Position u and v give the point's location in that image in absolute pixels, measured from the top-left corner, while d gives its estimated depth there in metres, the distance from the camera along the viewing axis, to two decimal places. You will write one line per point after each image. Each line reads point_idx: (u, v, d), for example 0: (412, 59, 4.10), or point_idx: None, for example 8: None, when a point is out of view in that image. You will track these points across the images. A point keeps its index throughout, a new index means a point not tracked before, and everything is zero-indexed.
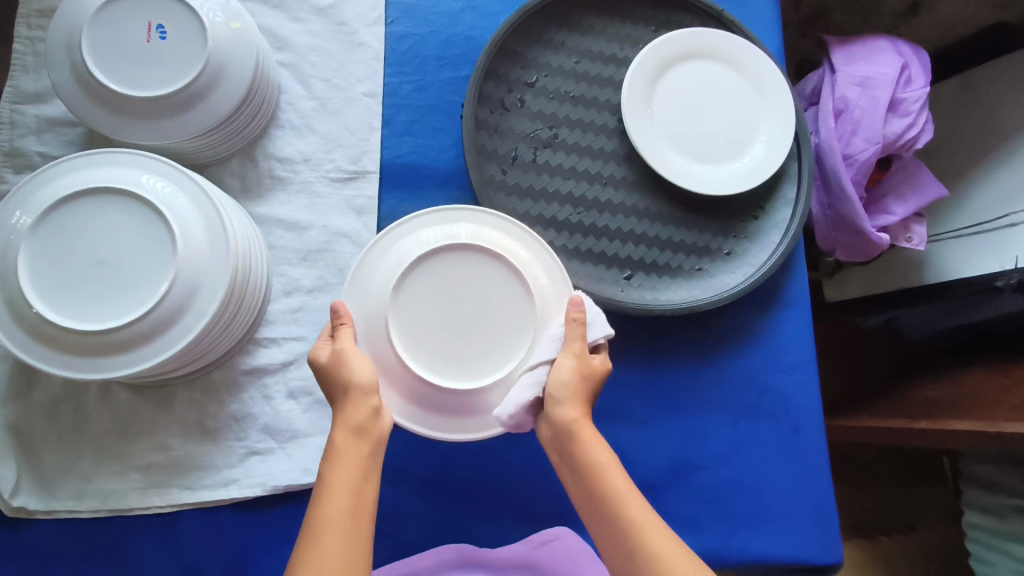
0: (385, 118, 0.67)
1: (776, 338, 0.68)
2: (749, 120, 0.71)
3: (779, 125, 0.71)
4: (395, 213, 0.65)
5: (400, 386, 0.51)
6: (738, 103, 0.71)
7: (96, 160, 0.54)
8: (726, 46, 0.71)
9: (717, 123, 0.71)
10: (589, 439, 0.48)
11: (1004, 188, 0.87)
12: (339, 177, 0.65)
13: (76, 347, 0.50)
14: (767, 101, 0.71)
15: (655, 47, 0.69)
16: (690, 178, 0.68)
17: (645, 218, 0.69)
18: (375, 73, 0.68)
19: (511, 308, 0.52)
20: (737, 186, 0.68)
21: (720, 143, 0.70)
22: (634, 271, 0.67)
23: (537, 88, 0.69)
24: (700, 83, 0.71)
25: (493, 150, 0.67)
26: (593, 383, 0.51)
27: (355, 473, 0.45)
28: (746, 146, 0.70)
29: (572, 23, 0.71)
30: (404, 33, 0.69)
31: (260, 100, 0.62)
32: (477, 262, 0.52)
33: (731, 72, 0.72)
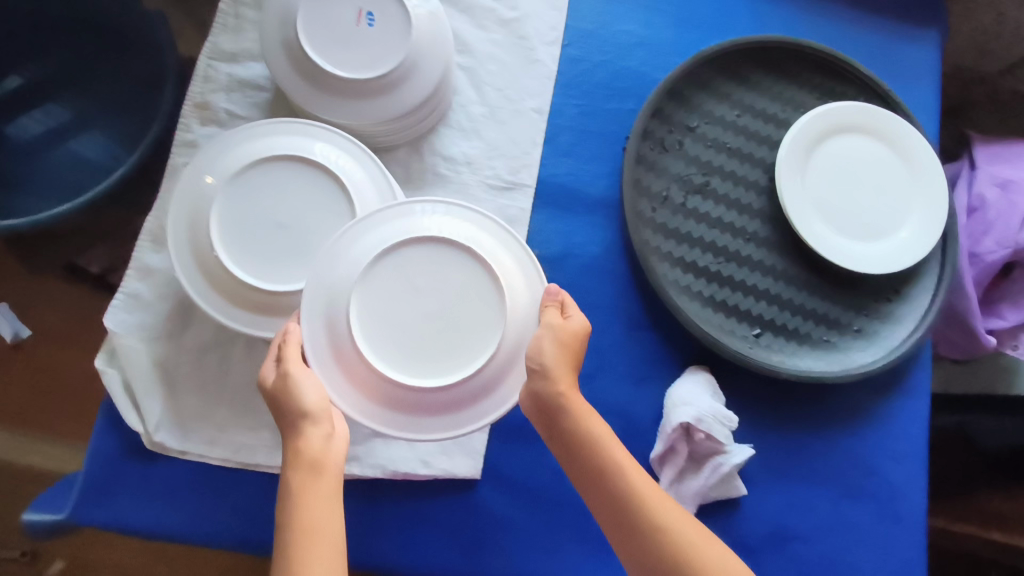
0: (548, 137, 0.69)
1: (891, 423, 0.67)
2: (901, 202, 0.71)
3: (930, 213, 0.70)
4: (543, 229, 0.67)
5: (370, 388, 0.50)
6: (890, 185, 0.71)
7: (276, 130, 0.56)
8: (889, 125, 0.71)
9: (867, 200, 0.70)
10: (588, 414, 0.50)
11: None
12: (496, 185, 0.66)
13: (252, 303, 0.53)
14: (922, 187, 0.71)
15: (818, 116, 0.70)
16: (833, 251, 0.68)
17: (781, 280, 0.69)
18: (545, 91, 0.69)
19: (468, 280, 0.51)
20: (877, 267, 0.68)
21: (868, 220, 0.70)
22: (764, 330, 0.67)
23: (696, 134, 0.70)
24: (857, 157, 0.71)
25: (647, 186, 0.68)
26: (577, 348, 0.51)
27: (317, 506, 0.45)
28: (894, 228, 0.70)
29: (740, 77, 0.72)
30: (578, 57, 0.71)
31: (441, 98, 0.64)
32: (422, 252, 0.52)
33: (889, 151, 0.71)
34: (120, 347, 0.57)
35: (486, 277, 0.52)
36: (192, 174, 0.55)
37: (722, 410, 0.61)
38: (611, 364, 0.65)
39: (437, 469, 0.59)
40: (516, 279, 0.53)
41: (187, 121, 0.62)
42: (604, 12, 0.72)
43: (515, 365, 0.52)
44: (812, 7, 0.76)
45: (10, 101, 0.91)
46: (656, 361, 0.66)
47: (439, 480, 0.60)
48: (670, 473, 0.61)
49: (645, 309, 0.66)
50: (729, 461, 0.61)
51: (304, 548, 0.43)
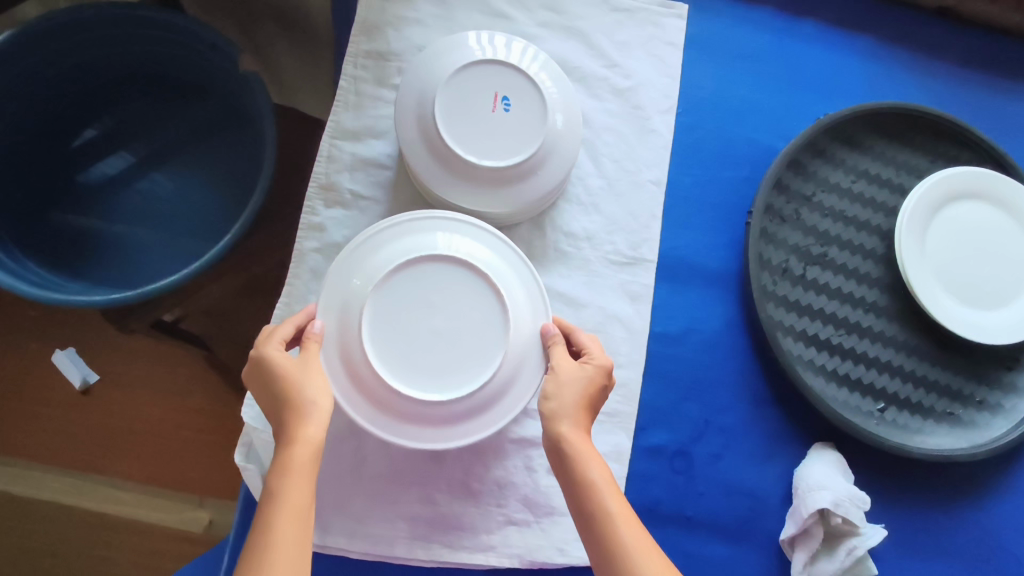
0: (666, 209, 0.68)
1: (1016, 497, 0.66)
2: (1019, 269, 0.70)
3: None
4: (665, 302, 0.66)
5: (370, 394, 0.51)
6: (1008, 251, 0.70)
7: (411, 221, 0.56)
8: (1002, 189, 0.71)
9: (984, 265, 0.69)
10: (587, 459, 0.49)
11: None
12: (619, 260, 0.66)
13: (375, 397, 0.51)
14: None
15: (937, 182, 0.69)
16: (958, 321, 0.67)
17: (902, 351, 0.68)
18: (662, 161, 0.69)
19: (479, 305, 0.52)
20: (1003, 337, 0.67)
21: (990, 288, 0.69)
22: (888, 404, 0.66)
23: (813, 202, 0.70)
24: (973, 223, 0.70)
25: (768, 259, 0.67)
26: (584, 389, 0.52)
27: (304, 496, 0.44)
28: (1015, 294, 0.69)
29: (854, 142, 0.72)
30: (691, 125, 0.71)
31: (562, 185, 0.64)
32: (442, 272, 0.52)
33: (1003, 216, 0.71)
34: (259, 440, 0.56)
35: (497, 306, 0.52)
36: (337, 274, 0.53)
37: (857, 492, 0.60)
38: (739, 442, 0.63)
39: (573, 557, 0.57)
40: (524, 314, 0.54)
41: (312, 203, 0.62)
42: (715, 77, 0.72)
43: (511, 389, 0.52)
44: (922, 66, 0.75)
45: (91, 150, 0.90)
46: (783, 437, 0.64)
47: (575, 568, 0.58)
48: (802, 556, 0.60)
49: (771, 385, 0.65)
50: (863, 544, 0.59)
51: (279, 530, 0.42)
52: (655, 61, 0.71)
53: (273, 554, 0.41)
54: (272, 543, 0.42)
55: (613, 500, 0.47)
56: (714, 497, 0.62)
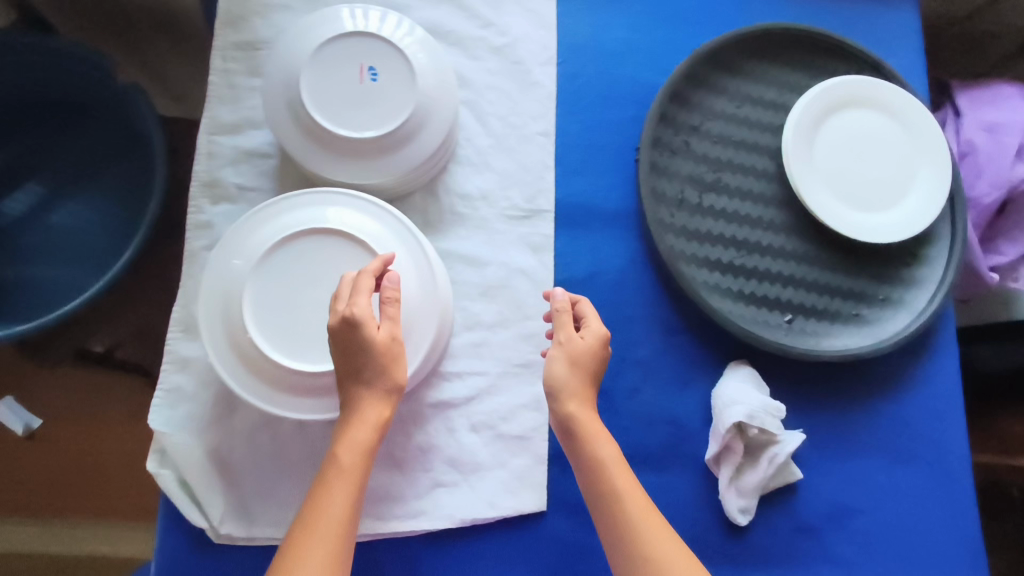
0: (558, 157, 0.69)
1: (927, 386, 0.69)
2: (908, 167, 0.72)
3: (935, 173, 0.72)
4: (567, 250, 0.67)
5: (266, 374, 0.51)
6: (893, 152, 0.72)
7: (295, 202, 0.55)
8: (881, 94, 0.73)
9: (873, 167, 0.71)
10: (595, 439, 0.54)
11: None
12: (516, 215, 0.66)
13: (271, 377, 0.51)
14: (925, 149, 0.73)
15: (816, 96, 0.71)
16: (851, 224, 0.69)
17: (803, 262, 0.70)
18: (547, 112, 0.69)
19: (364, 271, 0.53)
20: (897, 235, 0.69)
21: (880, 189, 0.71)
22: (795, 315, 0.68)
23: (701, 132, 0.71)
24: (858, 130, 0.72)
25: (662, 192, 0.68)
26: (588, 366, 0.56)
27: (357, 482, 0.48)
28: (903, 193, 0.71)
29: (735, 68, 0.73)
30: (573, 73, 0.71)
31: (447, 150, 0.65)
32: (324, 244, 0.53)
33: (886, 119, 0.73)
34: (172, 446, 0.55)
35: (381, 270, 0.53)
36: (220, 258, 0.53)
37: (769, 401, 0.62)
38: (654, 373, 0.65)
39: (504, 508, 0.59)
40: (409, 274, 0.54)
41: (197, 201, 0.62)
42: (590, 23, 0.73)
43: (406, 345, 0.53)
44: None
45: None
46: (698, 365, 0.66)
47: (509, 519, 0.59)
48: (728, 471, 0.62)
49: (679, 314, 0.67)
50: (783, 450, 0.62)
51: (332, 515, 0.46)
52: (530, 15, 0.71)
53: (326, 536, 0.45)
54: (319, 523, 0.46)
55: (623, 479, 0.52)
56: (636, 429, 0.64)
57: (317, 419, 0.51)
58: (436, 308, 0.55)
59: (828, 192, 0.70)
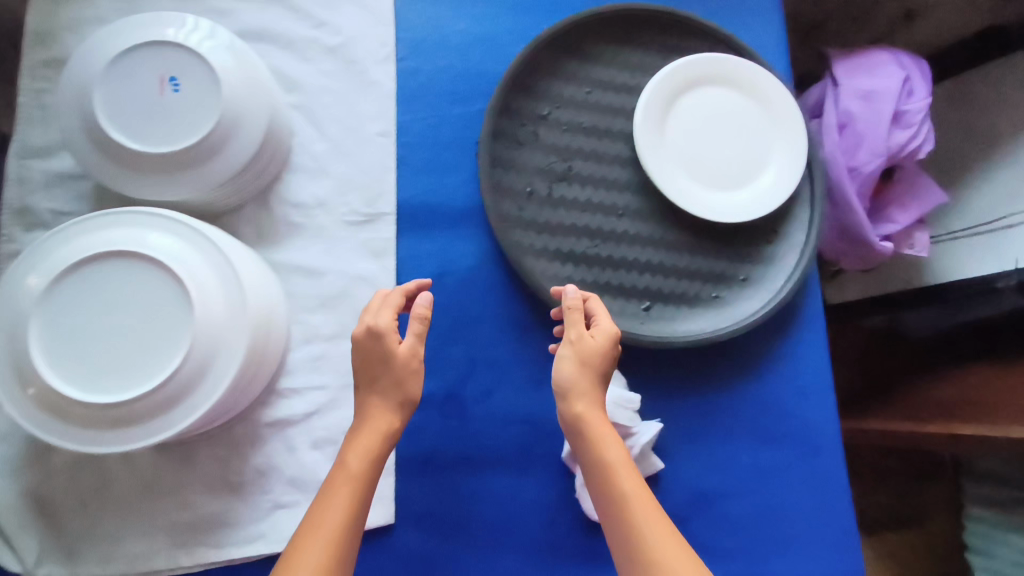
0: (400, 157, 0.66)
1: (791, 363, 0.68)
2: (762, 145, 0.71)
3: (790, 150, 0.70)
4: (412, 253, 0.64)
5: (58, 410, 0.48)
6: (749, 129, 0.71)
7: (91, 225, 0.52)
8: (737, 70, 0.71)
9: (727, 146, 0.70)
10: (606, 443, 0.49)
11: (986, 196, 0.98)
12: (355, 220, 0.64)
13: (65, 412, 0.48)
14: (780, 126, 0.71)
15: (666, 74, 0.69)
16: (705, 206, 0.68)
17: (661, 248, 0.68)
18: (386, 111, 0.67)
19: (162, 293, 0.50)
20: (752, 213, 0.68)
21: (734, 169, 0.70)
22: (653, 302, 0.67)
23: (550, 120, 0.69)
24: (713, 108, 0.70)
25: (508, 186, 0.66)
26: (599, 366, 0.51)
27: (363, 489, 0.46)
28: (758, 171, 0.70)
29: (584, 53, 0.71)
30: (414, 69, 0.68)
31: (275, 153, 0.62)
32: (118, 267, 0.50)
33: (743, 96, 0.71)
34: None
35: (180, 291, 0.50)
36: (8, 284, 0.50)
37: (622, 393, 0.62)
38: (509, 373, 0.63)
39: None
40: (214, 292, 0.52)
41: (8, 230, 0.59)
42: (430, 16, 0.70)
43: (212, 367, 0.51)
44: None
45: None
46: (552, 361, 0.64)
47: None
48: (584, 468, 0.61)
49: (533, 311, 0.64)
50: (638, 441, 0.61)
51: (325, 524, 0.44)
52: (365, 11, 0.68)
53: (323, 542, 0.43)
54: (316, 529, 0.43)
55: (630, 482, 0.47)
56: (488, 431, 0.62)
57: (118, 452, 0.49)
58: (248, 325, 0.53)
59: (683, 174, 0.68)
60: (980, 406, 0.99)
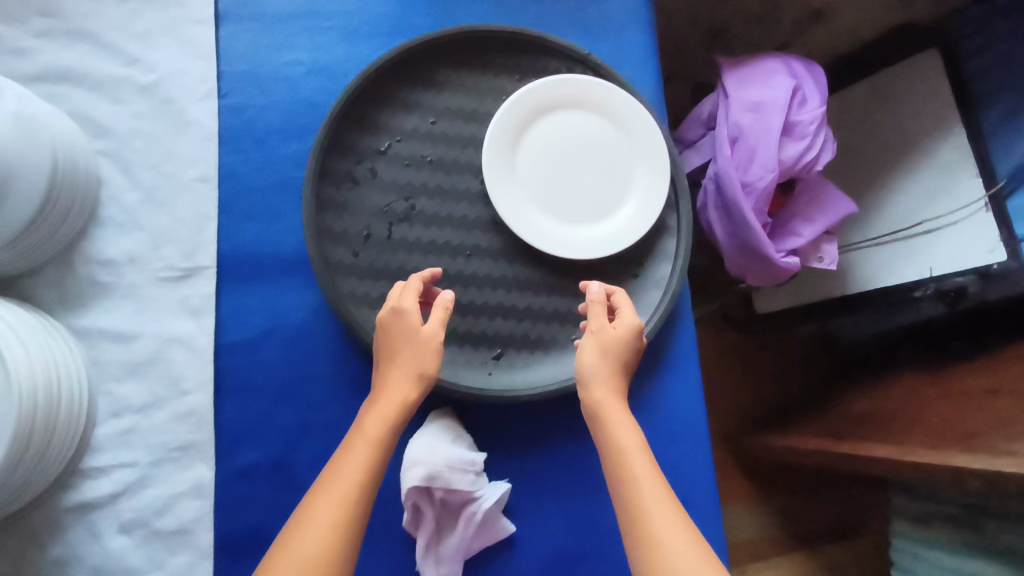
0: (222, 204, 0.61)
1: (658, 405, 0.67)
2: (623, 174, 0.67)
3: (653, 178, 0.66)
4: (236, 310, 0.59)
5: None
6: (608, 156, 0.67)
7: None
8: (595, 92, 0.66)
9: (583, 176, 0.66)
10: (615, 424, 0.52)
11: (899, 207, 1.05)
12: (170, 276, 0.59)
13: None
14: (643, 153, 0.67)
15: (516, 101, 0.64)
16: (558, 242, 0.63)
17: (513, 288, 0.63)
18: (206, 155, 0.61)
19: None
20: (609, 248, 0.64)
21: (591, 201, 0.66)
22: (504, 349, 0.62)
23: (390, 155, 0.64)
24: (569, 134, 0.66)
25: (341, 231, 0.61)
26: (618, 356, 0.55)
27: (381, 451, 0.48)
28: (618, 201, 0.66)
29: (427, 80, 0.66)
30: (238, 105, 0.63)
31: (69, 200, 0.55)
32: None
33: (603, 120, 0.67)
34: None
35: None
36: None
37: (462, 454, 0.57)
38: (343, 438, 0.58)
39: None
40: None
41: None
42: (259, 45, 0.64)
43: None
44: None
45: None
46: None
47: None
48: (423, 538, 0.56)
49: (369, 368, 0.59)
50: (483, 505, 0.56)
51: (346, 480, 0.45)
52: (184, 44, 0.63)
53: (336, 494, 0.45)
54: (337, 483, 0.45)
55: (638, 459, 0.49)
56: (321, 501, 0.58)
57: None
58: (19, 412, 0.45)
59: (536, 208, 0.65)
60: (891, 420, 1.00)
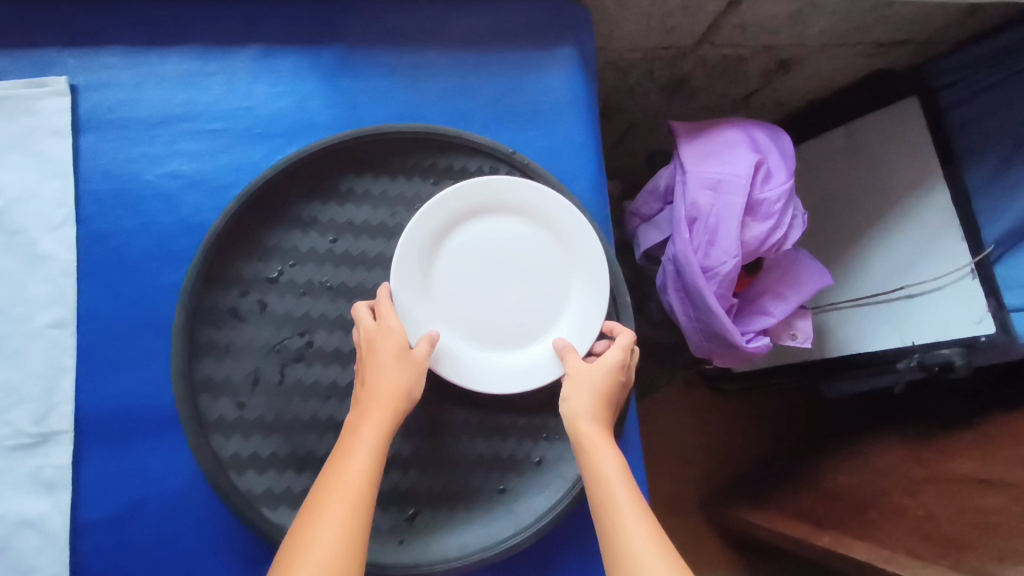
0: (81, 351, 0.52)
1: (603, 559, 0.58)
2: (556, 290, 0.58)
3: (590, 299, 0.57)
4: (98, 480, 0.51)
5: None
6: (539, 267, 0.57)
7: None
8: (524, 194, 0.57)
9: (508, 293, 0.57)
10: (601, 452, 0.47)
11: (884, 268, 0.97)
12: (18, 445, 0.50)
13: None
14: (579, 266, 0.58)
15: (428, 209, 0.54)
16: (474, 375, 0.54)
17: (430, 436, 0.55)
18: (62, 293, 0.53)
19: None
20: (536, 378, 0.54)
21: (518, 319, 0.57)
22: (419, 508, 0.54)
23: (282, 283, 0.55)
24: (492, 244, 0.57)
25: (222, 379, 0.53)
26: (603, 389, 0.51)
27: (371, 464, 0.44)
28: (550, 319, 0.57)
29: (326, 191, 0.57)
30: (102, 231, 0.55)
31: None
32: None
33: (533, 227, 0.58)
34: None
35: None
36: None
37: None
38: None
39: None
40: None
41: None
42: (129, 157, 0.56)
43: None
44: (408, 67, 0.62)
45: None
46: None
47: None
48: None
49: (260, 543, 0.51)
50: None
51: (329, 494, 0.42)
52: (37, 160, 0.55)
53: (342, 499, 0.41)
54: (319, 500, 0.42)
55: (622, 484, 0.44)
56: None
57: None
58: None
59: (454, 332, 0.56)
60: (875, 506, 0.91)
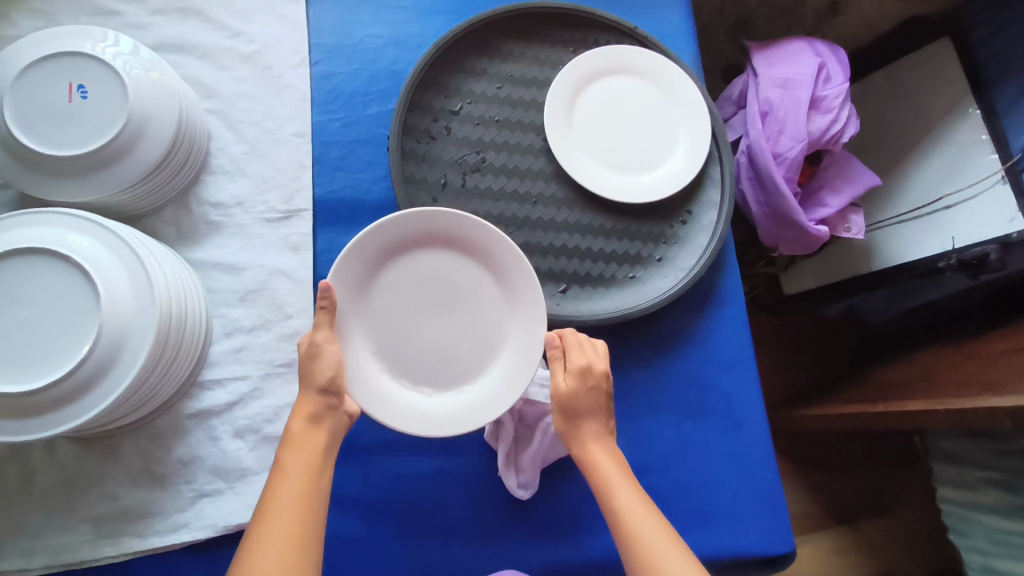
0: (316, 156, 0.69)
1: (711, 340, 0.73)
2: (494, 336, 0.62)
3: (522, 356, 0.60)
4: (331, 246, 0.68)
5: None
6: (476, 310, 0.62)
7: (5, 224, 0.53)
8: (474, 229, 0.60)
9: (446, 333, 0.61)
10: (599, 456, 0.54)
11: (923, 183, 1.11)
12: (274, 217, 0.66)
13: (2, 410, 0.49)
14: (515, 313, 0.62)
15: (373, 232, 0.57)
16: (382, 399, 0.57)
17: (575, 232, 0.71)
18: (302, 113, 0.69)
19: (73, 293, 0.52)
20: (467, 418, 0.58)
21: (452, 361, 0.61)
22: (569, 284, 0.70)
23: (461, 115, 0.71)
24: (434, 274, 0.62)
25: (421, 178, 0.69)
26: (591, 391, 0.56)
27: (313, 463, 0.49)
28: (489, 365, 0.61)
29: (492, 51, 0.74)
30: (328, 73, 0.71)
31: (189, 143, 0.63)
32: (36, 262, 0.52)
33: (467, 256, 0.62)
34: None
35: (88, 283, 0.52)
36: None
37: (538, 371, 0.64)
38: None
39: None
40: (121, 288, 0.53)
41: None
42: (343, 22, 0.73)
43: (121, 355, 0.52)
44: None
45: None
46: None
47: None
48: (504, 446, 0.63)
49: None
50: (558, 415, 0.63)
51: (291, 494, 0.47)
52: (279, 20, 0.71)
53: (287, 509, 0.46)
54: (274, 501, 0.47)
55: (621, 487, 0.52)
56: None
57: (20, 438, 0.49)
58: (158, 311, 0.53)
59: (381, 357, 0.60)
60: (924, 382, 1.03)
